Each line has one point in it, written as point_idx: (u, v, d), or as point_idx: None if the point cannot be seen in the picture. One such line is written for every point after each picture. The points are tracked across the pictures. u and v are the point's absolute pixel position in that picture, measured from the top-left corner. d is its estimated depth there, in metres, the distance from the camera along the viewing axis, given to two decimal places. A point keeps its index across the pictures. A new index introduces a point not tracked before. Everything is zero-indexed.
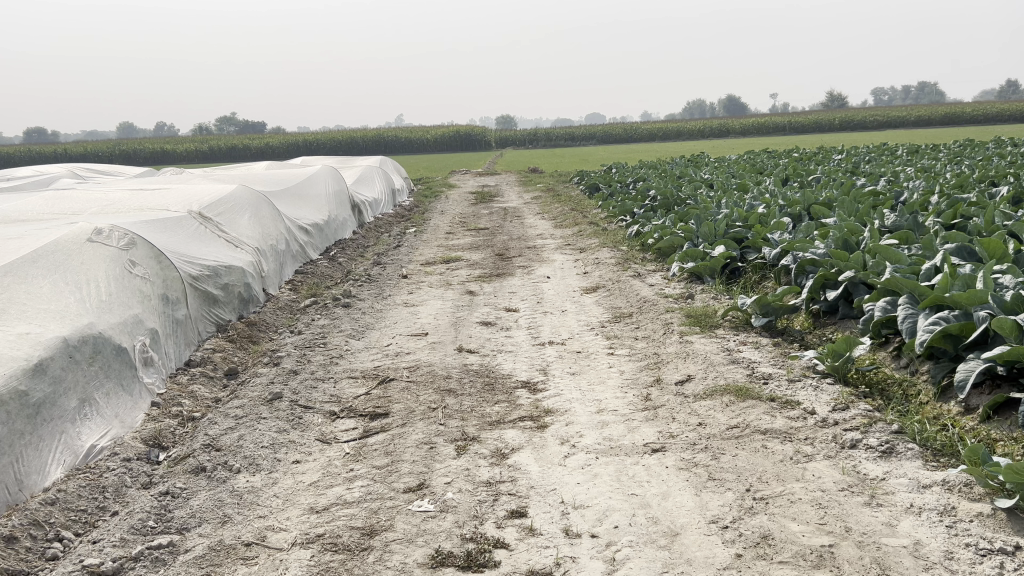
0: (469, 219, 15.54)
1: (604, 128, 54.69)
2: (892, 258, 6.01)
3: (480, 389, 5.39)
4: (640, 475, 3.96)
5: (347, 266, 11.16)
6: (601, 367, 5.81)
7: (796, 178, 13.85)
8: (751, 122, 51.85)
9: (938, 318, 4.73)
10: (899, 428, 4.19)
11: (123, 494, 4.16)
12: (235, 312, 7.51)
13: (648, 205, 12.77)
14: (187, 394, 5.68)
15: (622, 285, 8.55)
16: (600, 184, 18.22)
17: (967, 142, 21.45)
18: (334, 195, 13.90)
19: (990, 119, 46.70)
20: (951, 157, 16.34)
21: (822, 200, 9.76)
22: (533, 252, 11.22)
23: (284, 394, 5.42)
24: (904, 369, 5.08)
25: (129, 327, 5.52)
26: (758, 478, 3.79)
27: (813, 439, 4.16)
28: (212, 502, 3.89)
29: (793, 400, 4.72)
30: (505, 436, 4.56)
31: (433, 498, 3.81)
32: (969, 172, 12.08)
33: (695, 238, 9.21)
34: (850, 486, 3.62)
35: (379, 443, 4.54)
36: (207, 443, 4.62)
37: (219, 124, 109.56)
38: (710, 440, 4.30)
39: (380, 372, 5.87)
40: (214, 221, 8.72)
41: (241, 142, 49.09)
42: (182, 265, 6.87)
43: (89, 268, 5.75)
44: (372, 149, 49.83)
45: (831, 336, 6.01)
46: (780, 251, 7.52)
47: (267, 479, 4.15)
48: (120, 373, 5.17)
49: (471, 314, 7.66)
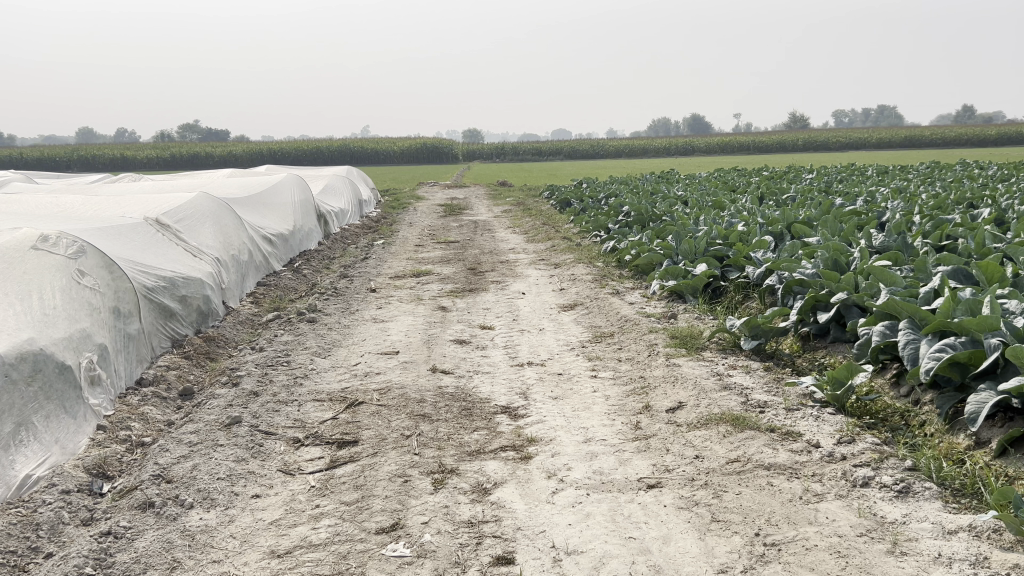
0: (440, 232, 15.17)
1: (572, 144, 54.68)
2: (887, 279, 5.76)
3: (457, 414, 5.01)
4: (636, 515, 3.62)
5: (313, 278, 10.71)
6: (585, 392, 5.46)
7: (771, 197, 13.65)
8: (716, 141, 52.25)
9: (944, 345, 4.46)
10: (912, 464, 3.90)
11: (60, 533, 3.70)
12: (193, 326, 7.06)
13: (623, 221, 12.50)
14: (137, 416, 5.21)
15: (602, 302, 8.23)
16: (571, 199, 17.94)
17: (935, 165, 21.57)
18: (299, 204, 13.45)
19: (948, 143, 47.64)
20: (922, 178, 16.32)
21: (802, 219, 9.54)
22: (506, 267, 10.86)
23: (244, 419, 4.99)
24: (906, 398, 4.82)
25: (75, 343, 5.05)
26: (767, 520, 3.46)
27: (820, 476, 3.85)
28: (160, 544, 3.47)
29: (794, 431, 4.41)
30: (486, 468, 4.18)
31: (409, 541, 3.43)
32: (946, 194, 11.96)
33: (675, 256, 8.94)
34: (868, 531, 3.31)
35: (348, 476, 4.14)
36: (156, 474, 4.19)
37: (182, 132, 107.94)
38: (710, 475, 3.97)
39: (348, 395, 5.46)
40: (173, 228, 8.26)
41: (204, 149, 48.08)
42: (135, 275, 6.40)
43: (31, 278, 5.28)
44: (339, 160, 49.21)
45: (824, 362, 5.74)
46: (765, 270, 7.26)
47: (223, 516, 3.73)
48: (64, 394, 4.71)
49: (444, 331, 7.27)
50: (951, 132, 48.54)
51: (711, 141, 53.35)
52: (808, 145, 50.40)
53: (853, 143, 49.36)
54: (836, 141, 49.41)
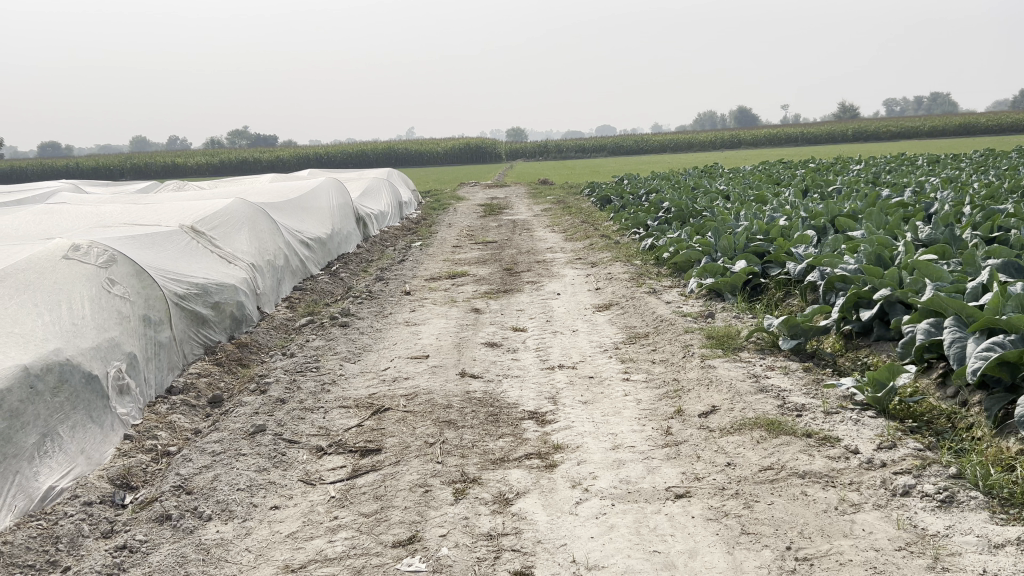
0: (478, 232, 15.09)
1: (615, 140, 54.24)
2: (933, 274, 5.51)
3: (483, 421, 4.90)
4: (662, 527, 3.47)
5: (349, 281, 10.70)
6: (616, 396, 5.31)
7: (816, 190, 13.30)
8: (762, 133, 51.45)
9: (992, 343, 4.22)
10: (957, 471, 3.68)
11: (78, 545, 3.68)
12: (226, 332, 7.07)
13: (662, 217, 12.27)
14: (165, 425, 5.21)
15: (637, 301, 8.05)
16: (611, 196, 17.73)
17: (988, 153, 20.85)
18: (338, 208, 13.48)
19: (1004, 130, 46.24)
20: (976, 167, 15.76)
21: (846, 212, 9.25)
22: (543, 267, 10.73)
23: (268, 427, 4.95)
24: (953, 399, 4.58)
25: (103, 352, 5.04)
26: (800, 533, 3.29)
27: (858, 485, 3.66)
28: (174, 559, 3.43)
29: (832, 436, 4.22)
30: (509, 477, 4.06)
31: (425, 556, 3.33)
32: (998, 182, 11.50)
33: (714, 253, 8.72)
34: (908, 545, 3.12)
35: (368, 486, 4.06)
36: (177, 485, 4.16)
37: (231, 138, 109.80)
38: (741, 484, 3.80)
39: (375, 401, 5.38)
40: (208, 235, 8.28)
41: (251, 155, 48.73)
42: (166, 283, 6.41)
43: (61, 287, 5.30)
44: (383, 162, 49.50)
45: (867, 361, 5.51)
46: (806, 265, 7.01)
47: (239, 529, 3.68)
48: (90, 404, 4.71)
49: (475, 334, 7.17)
50: (1007, 118, 47.03)
51: (757, 133, 52.45)
52: (858, 135, 49.30)
53: (905, 132, 48.07)
54: (886, 131, 48.20)
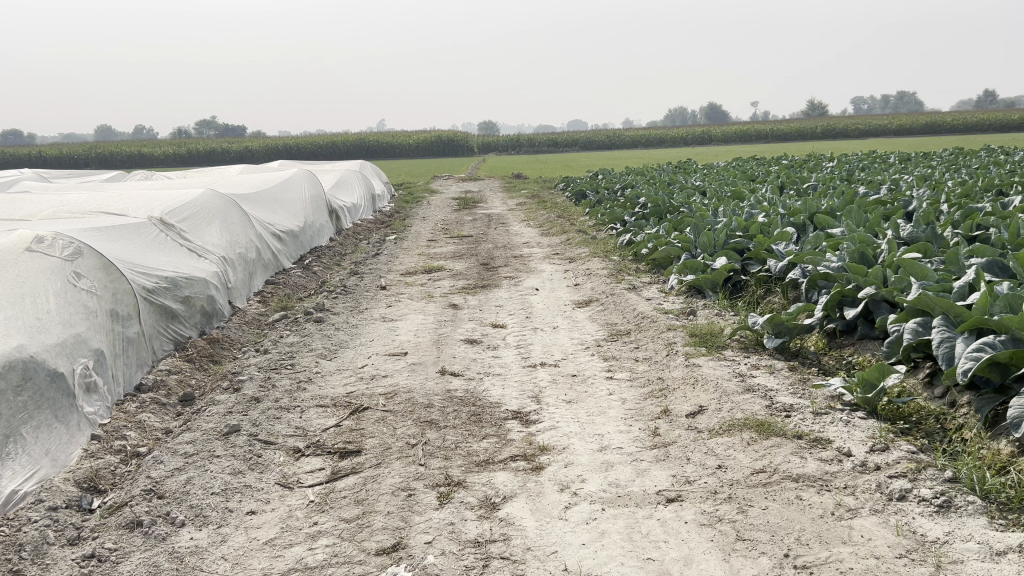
0: (453, 227, 14.92)
1: (587, 134, 54.22)
2: (918, 273, 5.44)
3: (466, 421, 4.77)
4: (655, 533, 3.37)
5: (323, 275, 10.50)
6: (600, 395, 5.21)
7: (792, 186, 13.31)
8: (733, 130, 51.68)
9: (982, 344, 4.16)
10: (952, 474, 3.62)
11: (43, 554, 3.49)
12: (196, 327, 6.86)
13: (639, 213, 12.19)
14: (134, 424, 5.01)
15: (618, 298, 7.96)
16: (586, 191, 17.63)
17: (957, 152, 21.06)
18: (310, 200, 13.25)
19: (970, 129, 46.87)
20: (948, 165, 15.88)
21: (825, 209, 9.24)
22: (520, 262, 10.61)
23: (243, 427, 4.77)
24: (941, 401, 4.53)
25: (69, 348, 4.84)
26: (796, 539, 3.20)
27: (852, 489, 3.59)
28: (146, 568, 3.27)
29: (823, 438, 4.15)
30: (495, 480, 3.94)
31: (410, 564, 3.19)
32: (972, 181, 11.58)
33: (693, 249, 8.66)
34: (908, 552, 3.04)
35: (349, 489, 3.92)
36: (148, 489, 3.98)
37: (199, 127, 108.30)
38: (734, 487, 3.71)
39: (353, 400, 5.23)
40: (177, 227, 8.05)
41: (219, 145, 47.99)
42: (135, 276, 6.19)
43: (24, 281, 5.08)
44: (354, 154, 49.00)
45: (851, 361, 5.46)
46: (787, 263, 6.95)
47: (214, 536, 3.53)
48: (56, 403, 4.51)
49: (454, 330, 7.03)
50: (973, 117, 47.69)
51: (727, 130, 52.65)
52: (827, 132, 49.71)
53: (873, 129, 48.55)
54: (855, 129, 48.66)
